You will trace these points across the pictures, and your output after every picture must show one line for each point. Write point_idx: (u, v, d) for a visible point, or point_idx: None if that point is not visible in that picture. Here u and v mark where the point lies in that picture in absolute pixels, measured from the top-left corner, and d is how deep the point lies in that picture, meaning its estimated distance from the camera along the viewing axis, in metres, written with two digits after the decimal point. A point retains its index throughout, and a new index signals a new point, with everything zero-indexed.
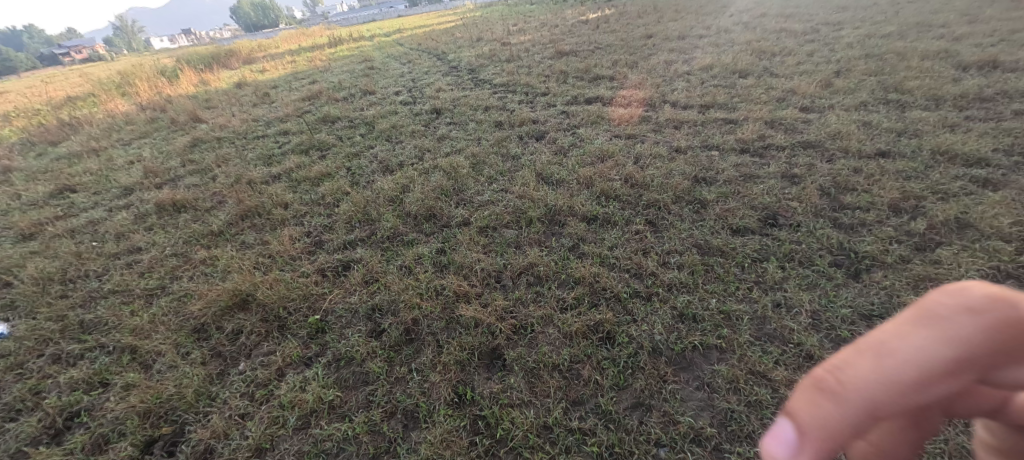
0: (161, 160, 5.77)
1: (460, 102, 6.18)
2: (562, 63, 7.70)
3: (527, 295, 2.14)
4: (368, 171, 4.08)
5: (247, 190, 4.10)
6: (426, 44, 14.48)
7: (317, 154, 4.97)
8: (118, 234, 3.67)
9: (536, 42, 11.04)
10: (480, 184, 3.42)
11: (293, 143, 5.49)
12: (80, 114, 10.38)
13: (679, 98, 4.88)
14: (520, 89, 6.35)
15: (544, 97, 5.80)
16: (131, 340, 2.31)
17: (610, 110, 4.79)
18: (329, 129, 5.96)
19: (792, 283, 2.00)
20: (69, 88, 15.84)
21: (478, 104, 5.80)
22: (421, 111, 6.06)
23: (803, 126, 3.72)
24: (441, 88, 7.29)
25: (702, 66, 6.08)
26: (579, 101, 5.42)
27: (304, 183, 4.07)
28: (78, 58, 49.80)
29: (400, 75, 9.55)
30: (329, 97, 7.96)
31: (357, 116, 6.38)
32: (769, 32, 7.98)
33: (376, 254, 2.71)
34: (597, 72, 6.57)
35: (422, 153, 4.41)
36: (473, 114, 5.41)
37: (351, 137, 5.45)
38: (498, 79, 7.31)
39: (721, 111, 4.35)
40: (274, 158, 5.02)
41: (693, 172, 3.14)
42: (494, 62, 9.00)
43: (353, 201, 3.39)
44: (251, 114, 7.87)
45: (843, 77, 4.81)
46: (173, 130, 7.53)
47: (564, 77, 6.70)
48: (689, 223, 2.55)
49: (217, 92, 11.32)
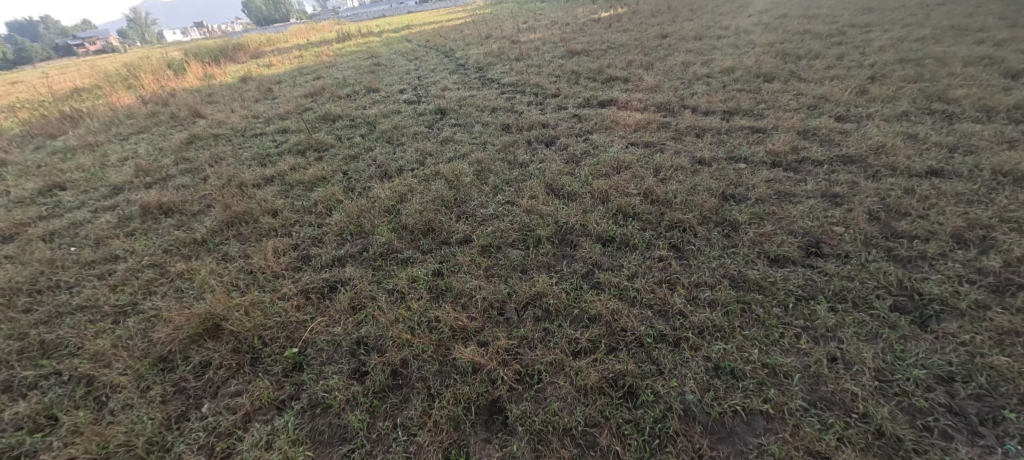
0: (155, 157, 5.57)
1: (466, 102, 5.90)
2: (573, 63, 7.38)
3: (534, 334, 1.86)
4: (365, 176, 3.82)
5: (236, 194, 3.86)
6: (434, 41, 14.20)
7: (313, 154, 4.71)
8: (98, 239, 3.44)
9: (546, 41, 10.73)
10: (484, 195, 3.13)
11: (290, 142, 5.25)
12: (84, 106, 10.28)
13: (699, 103, 4.56)
14: (529, 89, 6.05)
15: (554, 98, 5.50)
16: (88, 369, 2.06)
17: (625, 114, 4.47)
18: (329, 128, 5.71)
19: (848, 332, 1.70)
20: (77, 79, 15.90)
21: (485, 105, 5.51)
22: (425, 111, 5.79)
23: (839, 137, 3.38)
24: (447, 87, 7.01)
25: (723, 68, 5.74)
26: (591, 103, 5.12)
27: (297, 187, 3.82)
28: (93, 49, 50.55)
29: (406, 72, 9.29)
30: (331, 95, 7.71)
31: (358, 114, 6.12)
32: (792, 34, 7.60)
33: (366, 273, 2.44)
34: (610, 73, 6.25)
35: (423, 157, 4.13)
36: (479, 115, 5.13)
37: (350, 137, 5.19)
38: (507, 78, 7.01)
39: (747, 118, 4.01)
40: (269, 159, 4.78)
41: (721, 187, 2.83)
42: (502, 61, 8.71)
43: (346, 211, 3.13)
44: (251, 110, 7.66)
45: (879, 83, 4.46)
46: (172, 125, 7.33)
47: (575, 77, 6.38)
48: (719, 249, 2.25)
49: (221, 86, 11.14)
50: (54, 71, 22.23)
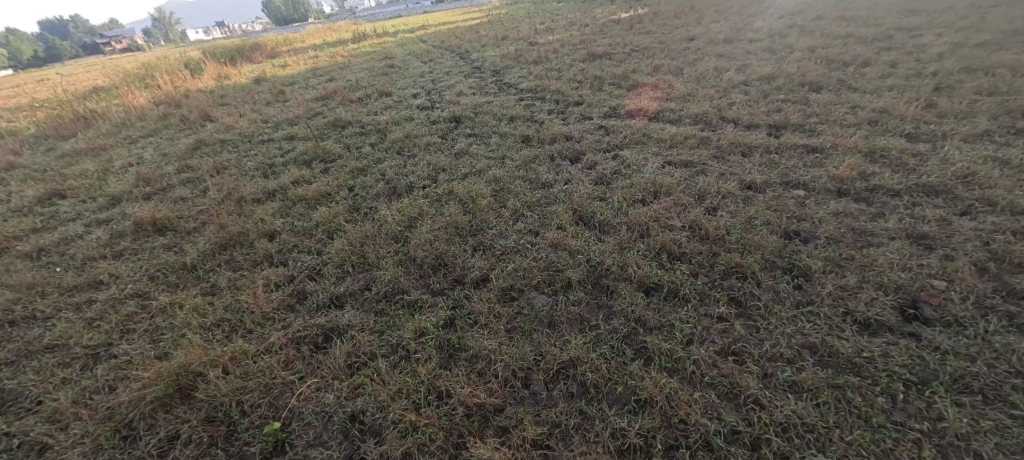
0: (159, 164, 5.37)
1: (482, 109, 5.56)
2: (595, 68, 6.96)
3: (569, 420, 1.49)
4: (372, 194, 3.50)
5: (235, 211, 3.59)
6: (449, 42, 13.90)
7: (319, 166, 4.41)
8: (86, 260, 3.19)
9: (566, 43, 10.34)
10: (503, 221, 2.76)
11: (296, 151, 4.97)
12: (99, 107, 10.27)
13: (740, 115, 4.13)
14: (549, 97, 5.67)
15: (577, 106, 5.11)
16: (41, 434, 1.76)
17: (658, 127, 4.05)
18: (338, 136, 5.42)
19: (988, 443, 1.29)
20: (98, 78, 16.12)
21: (503, 113, 5.14)
22: (438, 118, 5.46)
23: (914, 160, 2.93)
24: (462, 92, 6.67)
25: (762, 75, 5.26)
26: (617, 113, 4.71)
27: (299, 205, 3.51)
28: (119, 48, 51.97)
29: (420, 75, 9.00)
30: (342, 99, 7.45)
31: (368, 120, 5.81)
32: (833, 37, 7.06)
33: (368, 320, 2.11)
34: (637, 79, 5.84)
35: (436, 172, 3.79)
36: (497, 125, 4.78)
37: (360, 146, 4.88)
38: (525, 83, 6.64)
39: (798, 134, 3.56)
40: (274, 169, 4.50)
41: (781, 221, 2.42)
42: (520, 64, 8.35)
43: (349, 236, 2.81)
44: (261, 113, 7.45)
45: (948, 96, 3.95)
46: (182, 129, 7.16)
47: (599, 84, 5.96)
48: (792, 307, 1.84)
49: (235, 87, 11.03)
50: (79, 70, 22.63)
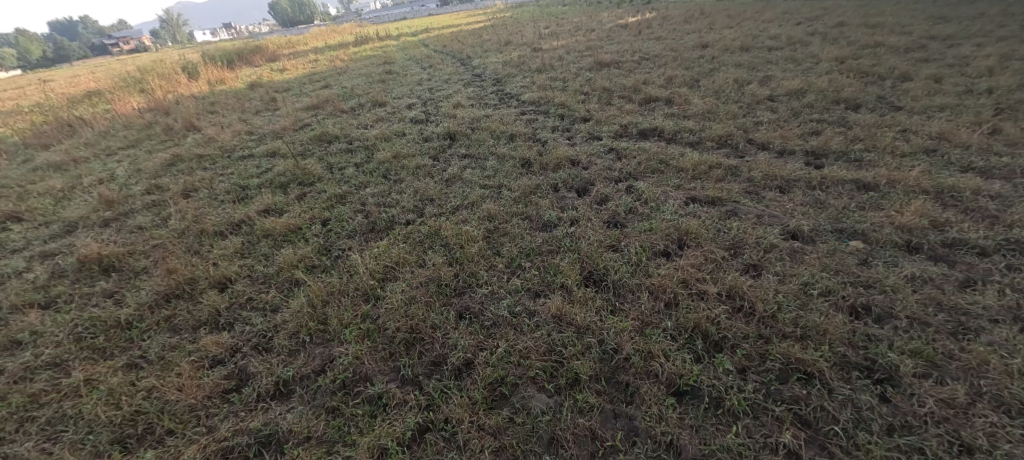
0: (129, 183, 4.93)
1: (480, 123, 5.09)
2: (603, 78, 6.47)
3: None
4: (348, 231, 3.04)
5: (192, 249, 3.12)
6: (450, 47, 13.46)
7: (296, 190, 3.95)
8: (11, 309, 2.73)
9: (571, 49, 9.88)
10: (496, 278, 2.28)
11: (275, 171, 4.52)
12: (87, 112, 9.89)
13: (771, 138, 3.63)
14: (553, 111, 5.18)
15: (583, 123, 4.64)
16: None
17: (676, 152, 3.55)
18: (322, 153, 4.95)
19: None
20: (95, 81, 15.84)
21: (502, 130, 4.66)
22: (432, 133, 5.00)
23: (994, 204, 2.42)
24: (460, 103, 6.21)
25: (789, 90, 4.74)
26: (629, 133, 4.22)
27: (263, 242, 3.05)
28: (125, 49, 52.20)
29: (418, 83, 8.56)
30: (333, 109, 7.00)
31: (356, 135, 5.35)
32: (861, 47, 6.55)
33: (316, 424, 1.63)
34: (649, 92, 5.35)
35: (422, 204, 3.31)
36: (495, 144, 4.30)
37: (343, 167, 4.42)
38: (527, 94, 6.17)
39: (843, 165, 3.06)
40: (247, 194, 4.05)
41: (844, 290, 1.92)
42: (523, 72, 7.88)
43: (311, 292, 2.33)
44: (248, 123, 7.02)
45: (1012, 119, 3.44)
46: (163, 140, 6.73)
47: (607, 97, 5.46)
48: (883, 436, 1.35)
49: (227, 93, 10.63)
50: (81, 72, 22.39)
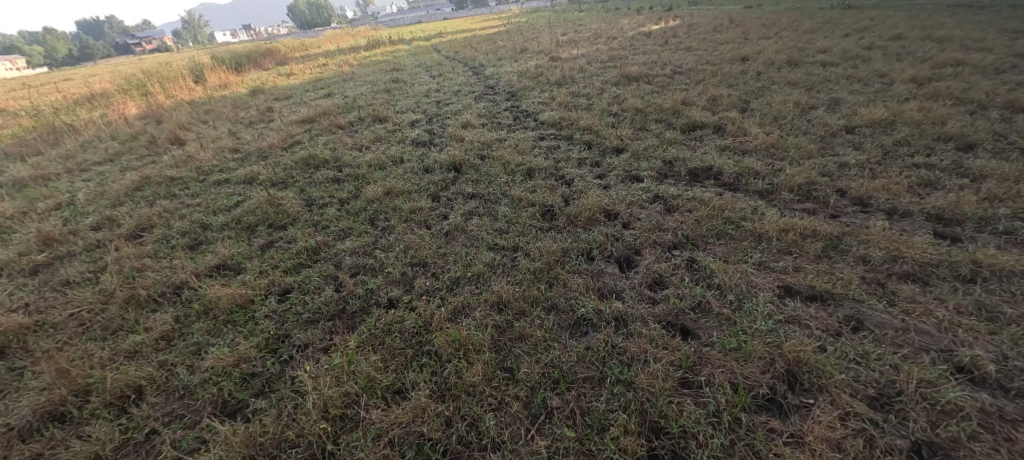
0: (85, 212, 4.25)
1: (491, 150, 4.33)
2: (633, 96, 5.65)
3: None
4: (311, 312, 2.27)
5: (112, 328, 2.39)
6: (462, 53, 12.78)
7: (263, 236, 3.21)
8: None
9: (593, 59, 9.12)
10: (509, 436, 1.49)
11: (245, 204, 3.79)
12: (78, 118, 9.37)
13: (870, 190, 2.78)
14: (578, 137, 4.38)
15: (616, 156, 3.83)
16: None
17: (746, 205, 2.72)
18: (305, 181, 4.22)
19: None
20: (103, 82, 15.56)
21: (517, 161, 3.88)
22: (434, 160, 4.24)
23: None
24: (469, 121, 5.46)
25: (871, 119, 3.88)
26: (677, 171, 3.40)
27: (199, 324, 2.29)
28: (145, 48, 53.14)
29: (426, 94, 7.86)
30: (329, 124, 6.30)
31: (348, 159, 4.61)
32: (936, 64, 5.65)
33: None
34: (693, 116, 4.53)
35: (413, 270, 2.53)
36: (508, 181, 3.52)
37: (324, 204, 3.67)
38: (546, 113, 5.40)
39: (991, 243, 2.21)
40: (205, 239, 3.33)
41: None
42: (541, 85, 7.12)
43: (231, 439, 1.56)
44: (236, 137, 6.37)
45: None
46: (142, 154, 6.08)
47: (642, 120, 4.64)
48: None
49: (226, 100, 10.04)
50: (93, 72, 22.18)
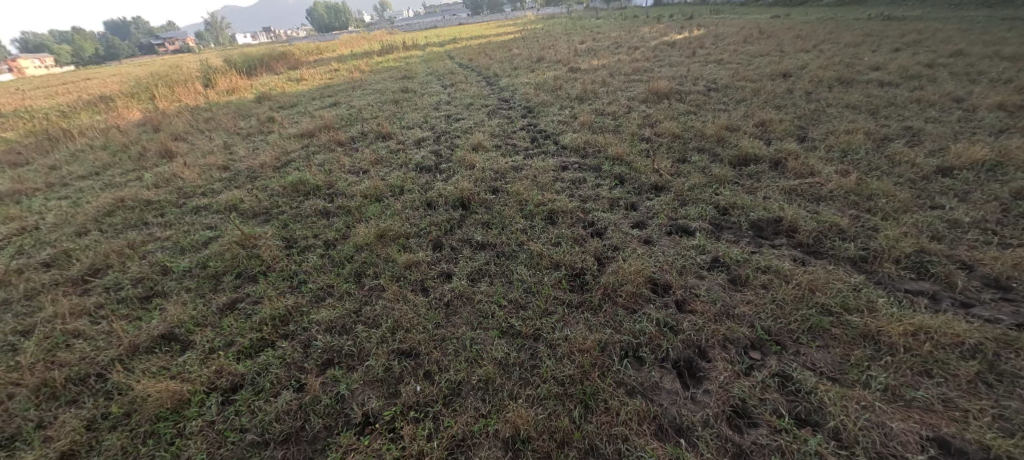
0: (42, 241, 3.73)
1: (504, 182, 3.72)
2: (666, 118, 5.01)
3: None
4: (260, 430, 1.68)
5: (4, 433, 1.81)
6: (476, 61, 12.30)
7: (227, 293, 2.65)
8: None
9: (616, 72, 8.52)
10: None
11: (216, 243, 3.24)
12: (77, 123, 9.02)
13: (1011, 266, 2.09)
14: (607, 169, 3.75)
15: (656, 196, 3.20)
16: None
17: (841, 284, 2.06)
18: (291, 214, 3.67)
19: None
20: (113, 84, 15.40)
21: (536, 198, 3.26)
22: (438, 191, 3.65)
23: None
24: (480, 141, 4.88)
25: (971, 158, 3.18)
26: (735, 222, 2.74)
27: (112, 439, 1.72)
28: (166, 49, 54.26)
29: (436, 106, 7.34)
30: (328, 139, 5.78)
31: (342, 186, 4.05)
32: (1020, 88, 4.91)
33: None
34: (742, 145, 3.87)
35: (401, 363, 1.92)
36: (526, 227, 2.91)
37: (308, 246, 3.10)
38: (568, 135, 4.80)
39: None
40: (162, 291, 2.78)
41: None
42: (560, 100, 6.53)
43: None
44: (229, 152, 5.88)
45: None
46: (127, 168, 5.62)
47: (681, 148, 3.99)
48: None
49: (230, 107, 9.64)
50: (109, 73, 22.29)
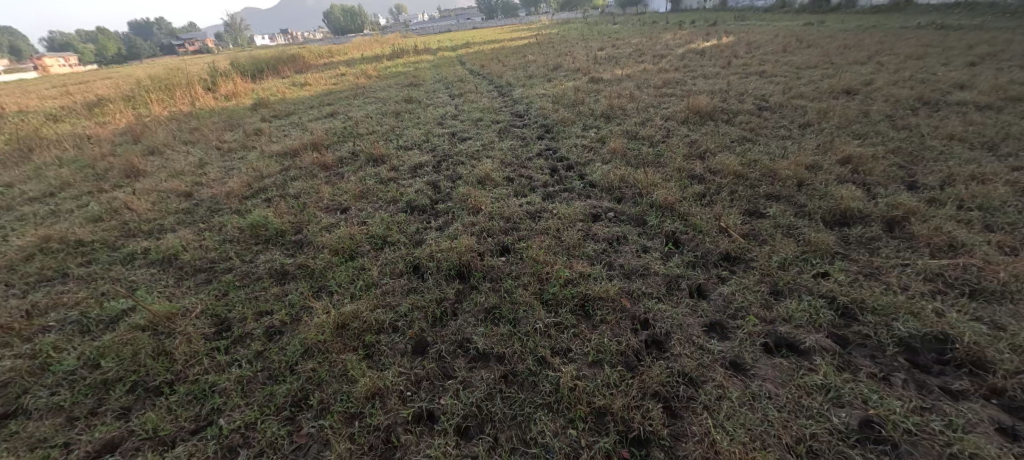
0: None
1: (517, 237, 2.82)
2: (718, 146, 4.07)
3: None
4: None
5: None
6: (489, 68, 11.48)
7: (106, 424, 1.79)
8: None
9: (645, 83, 7.60)
10: None
11: (125, 321, 2.37)
12: (58, 130, 8.39)
13: None
14: (655, 223, 2.82)
15: (731, 275, 2.26)
16: None
17: None
18: (238, 274, 2.81)
19: None
20: (116, 85, 14.95)
21: (561, 271, 2.35)
22: (428, 248, 2.76)
23: None
24: (489, 170, 3.99)
25: None
26: (869, 340, 1.80)
27: None
28: (185, 50, 55.08)
29: (441, 120, 6.50)
30: (313, 160, 4.95)
31: (311, 233, 3.19)
32: None
33: None
34: (833, 194, 2.91)
35: None
36: (549, 327, 2.00)
37: (244, 336, 2.24)
38: (596, 167, 3.90)
39: None
40: (23, 408, 1.93)
41: None
42: (583, 118, 5.64)
43: None
44: (199, 173, 5.09)
45: None
46: (81, 191, 4.85)
47: (750, 196, 3.05)
48: None
49: (222, 115, 8.94)
50: (120, 73, 22.17)
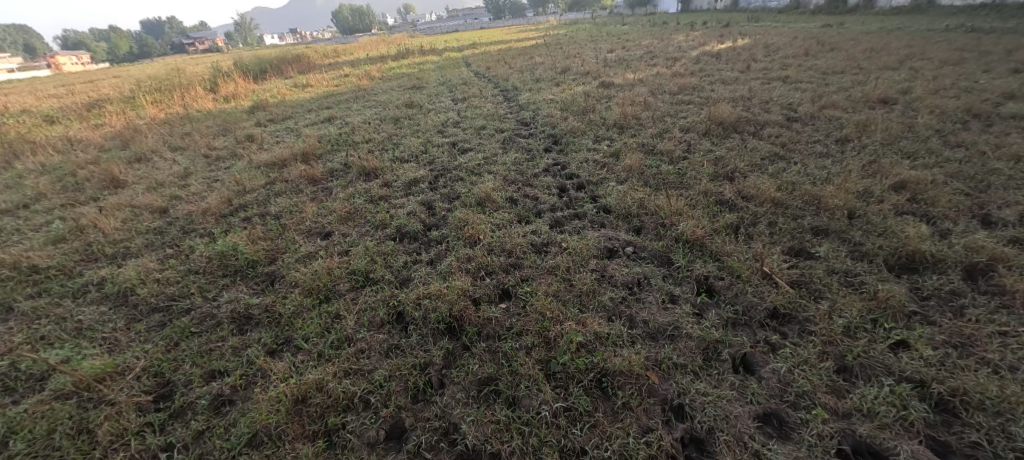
0: None
1: (519, 278, 2.40)
2: (748, 165, 3.62)
3: None
4: None
5: None
6: (495, 70, 11.08)
7: None
8: None
9: (659, 88, 7.14)
10: None
11: (50, 380, 1.99)
12: (49, 133, 8.11)
13: None
14: (682, 264, 2.39)
15: (783, 341, 1.82)
16: None
17: None
18: (195, 316, 2.42)
19: None
20: (118, 84, 14.78)
21: (572, 331, 1.93)
22: (415, 290, 2.35)
23: None
24: (490, 189, 3.57)
25: None
26: (981, 452, 1.36)
27: None
28: (194, 48, 55.45)
29: (442, 127, 6.11)
30: (301, 172, 4.58)
31: (285, 265, 2.80)
32: None
33: None
34: (895, 231, 2.46)
35: None
36: (558, 414, 1.57)
37: (186, 407, 1.84)
38: (610, 187, 3.47)
39: None
40: None
41: None
42: (594, 128, 5.21)
43: None
44: (180, 185, 4.74)
45: None
46: (54, 204, 4.52)
47: (794, 230, 2.60)
48: None
49: (217, 118, 8.62)
50: (127, 72, 22.13)
